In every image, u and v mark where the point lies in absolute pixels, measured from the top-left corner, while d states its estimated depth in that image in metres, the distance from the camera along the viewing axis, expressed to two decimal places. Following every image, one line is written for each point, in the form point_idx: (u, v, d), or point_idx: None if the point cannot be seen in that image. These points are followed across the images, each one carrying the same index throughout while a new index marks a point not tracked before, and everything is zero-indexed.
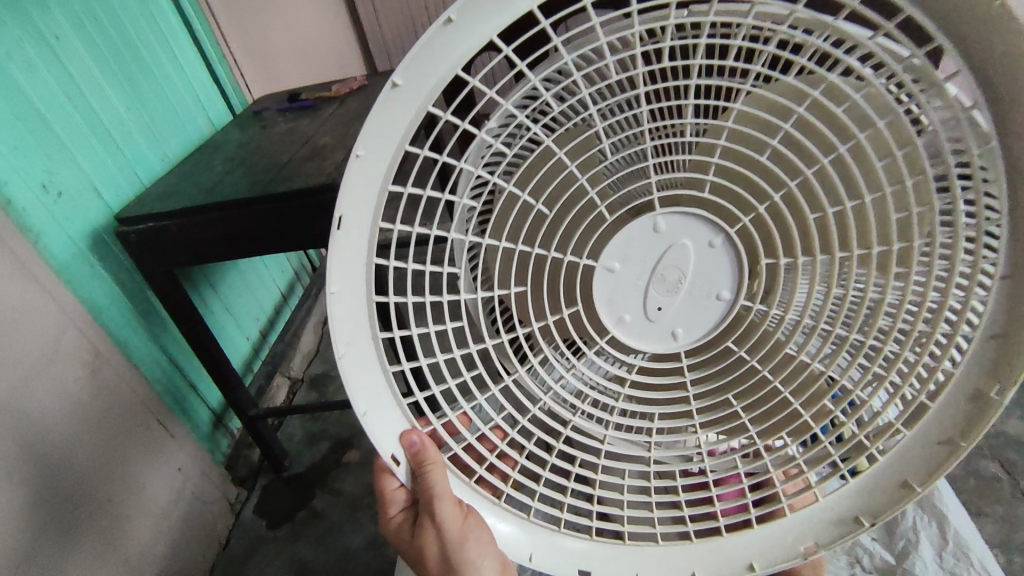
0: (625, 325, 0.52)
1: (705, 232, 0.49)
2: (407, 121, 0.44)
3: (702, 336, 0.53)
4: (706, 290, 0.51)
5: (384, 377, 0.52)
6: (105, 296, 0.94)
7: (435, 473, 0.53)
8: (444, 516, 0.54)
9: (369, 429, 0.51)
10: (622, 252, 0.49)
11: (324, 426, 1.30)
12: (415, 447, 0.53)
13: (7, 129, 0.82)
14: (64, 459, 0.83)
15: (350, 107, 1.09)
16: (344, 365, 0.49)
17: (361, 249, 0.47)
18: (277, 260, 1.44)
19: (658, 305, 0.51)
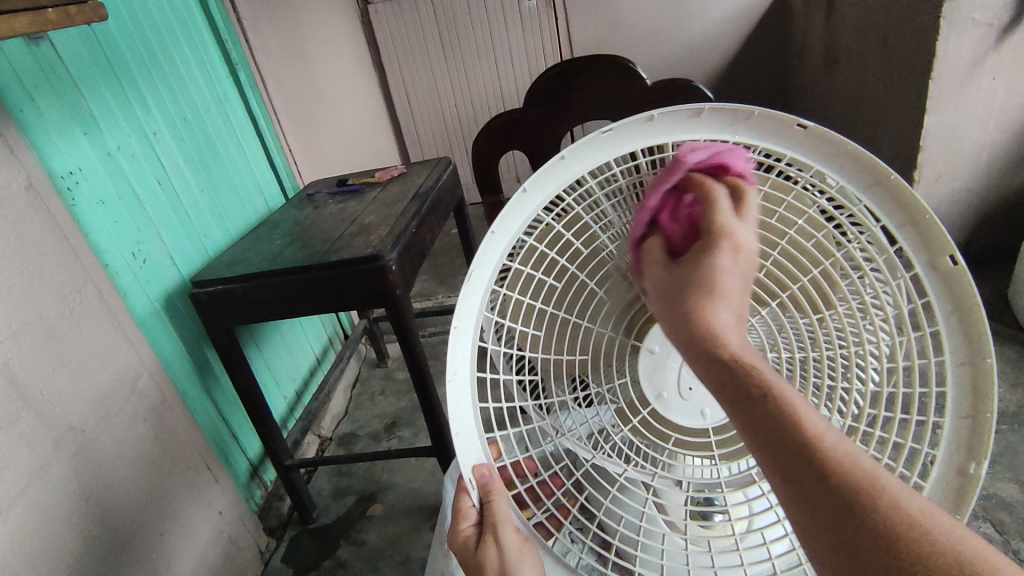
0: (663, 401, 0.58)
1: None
2: (501, 243, 0.54)
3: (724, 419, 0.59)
4: None
5: (479, 436, 0.55)
6: (172, 350, 1.07)
7: (498, 503, 0.55)
8: (506, 537, 0.55)
9: (459, 449, 0.53)
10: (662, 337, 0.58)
11: (351, 481, 1.40)
12: (485, 479, 0.55)
13: (111, 207, 0.98)
14: (135, 492, 0.93)
15: (391, 192, 1.26)
16: (459, 443, 0.54)
17: (470, 341, 0.54)
18: (312, 327, 1.58)
19: (689, 386, 0.59)
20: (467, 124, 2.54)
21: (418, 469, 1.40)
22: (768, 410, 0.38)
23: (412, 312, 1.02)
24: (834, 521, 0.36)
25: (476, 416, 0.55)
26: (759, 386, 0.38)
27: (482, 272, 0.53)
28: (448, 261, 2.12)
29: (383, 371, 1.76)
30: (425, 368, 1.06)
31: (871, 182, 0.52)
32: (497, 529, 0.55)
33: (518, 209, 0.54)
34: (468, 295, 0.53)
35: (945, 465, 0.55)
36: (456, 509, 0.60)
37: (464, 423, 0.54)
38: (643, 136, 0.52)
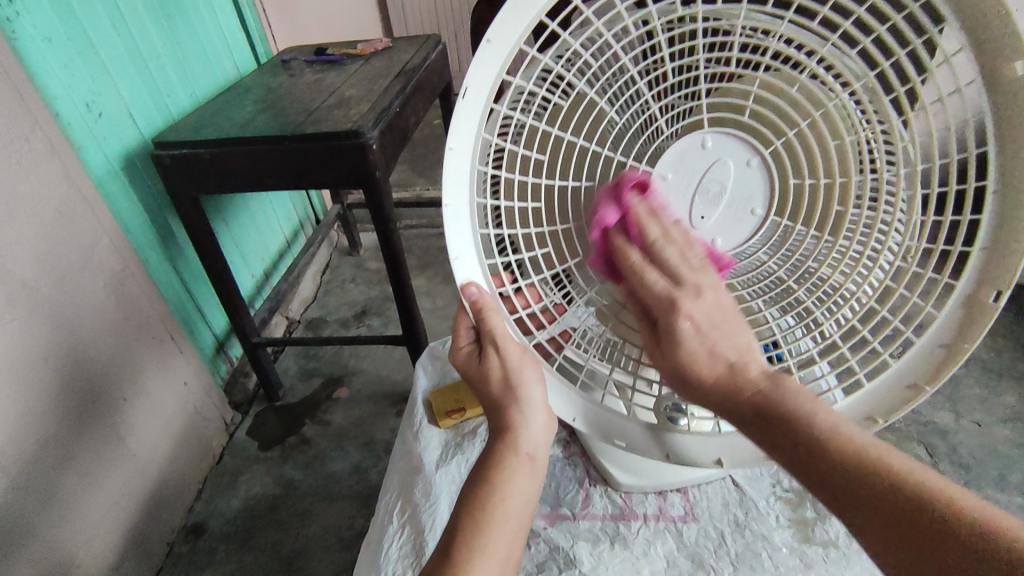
0: (669, 231, 0.51)
1: (741, 153, 0.49)
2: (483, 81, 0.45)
3: (738, 246, 0.53)
4: (744, 204, 0.51)
5: (481, 267, 0.52)
6: (132, 216, 1.01)
7: (493, 319, 0.52)
8: (509, 352, 0.53)
9: (459, 273, 0.50)
10: (678, 162, 0.49)
11: (318, 364, 1.41)
12: (473, 297, 0.51)
13: (60, 47, 0.88)
14: (95, 357, 0.91)
15: (374, 66, 1.17)
16: (457, 267, 0.50)
17: (467, 176, 0.48)
18: (282, 206, 1.52)
19: (702, 214, 0.51)
20: (458, 6, 2.35)
21: (386, 357, 1.40)
22: (773, 422, 0.47)
23: (391, 196, 0.98)
24: (848, 493, 0.42)
25: (477, 239, 0.51)
26: (756, 407, 0.48)
27: (479, 90, 0.45)
28: (427, 152, 2.03)
29: (354, 260, 1.72)
30: (401, 258, 1.03)
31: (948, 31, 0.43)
32: (500, 345, 0.53)
33: (511, 22, 0.43)
34: (463, 113, 0.45)
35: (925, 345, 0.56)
36: (456, 325, 0.57)
37: (463, 247, 0.50)
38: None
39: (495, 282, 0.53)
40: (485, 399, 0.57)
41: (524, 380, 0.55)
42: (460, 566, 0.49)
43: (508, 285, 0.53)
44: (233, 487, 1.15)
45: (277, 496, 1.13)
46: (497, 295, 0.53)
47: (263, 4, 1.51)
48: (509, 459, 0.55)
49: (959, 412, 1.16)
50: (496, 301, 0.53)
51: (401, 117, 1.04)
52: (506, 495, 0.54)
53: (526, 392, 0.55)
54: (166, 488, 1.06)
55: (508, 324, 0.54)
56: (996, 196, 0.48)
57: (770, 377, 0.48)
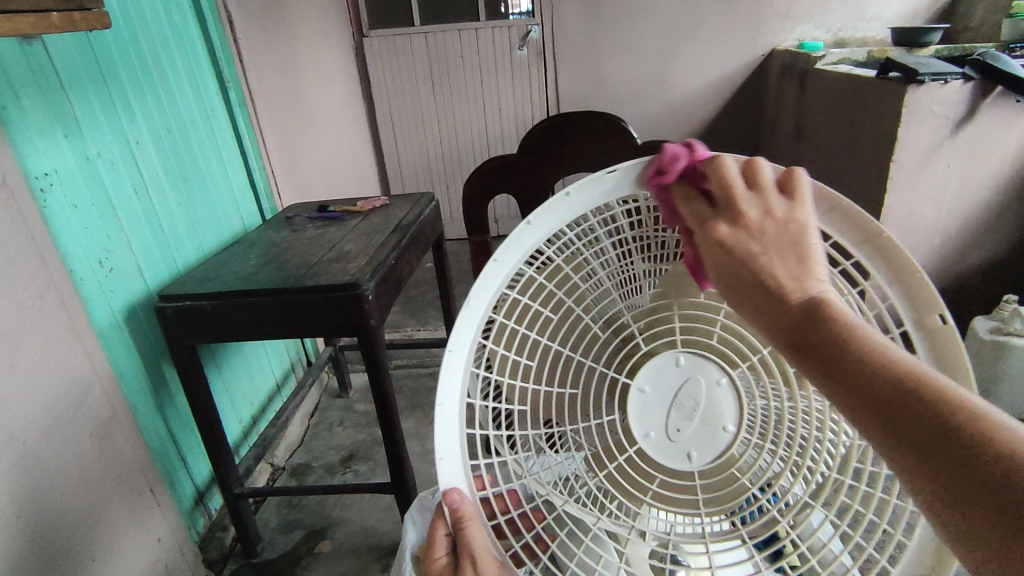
0: (649, 441, 0.57)
1: (713, 373, 0.57)
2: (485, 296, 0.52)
3: (713, 461, 0.57)
4: (716, 421, 0.57)
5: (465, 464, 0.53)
6: (128, 365, 1.03)
7: (471, 532, 0.52)
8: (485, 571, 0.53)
9: (443, 472, 0.52)
10: (655, 378, 0.57)
11: (300, 514, 1.35)
12: (455, 505, 0.52)
13: (84, 212, 0.96)
14: (69, 513, 0.88)
15: (372, 222, 1.27)
16: (444, 466, 0.52)
17: (462, 375, 0.52)
18: (275, 350, 1.55)
19: (678, 427, 0.57)
20: (450, 164, 2.58)
21: (372, 506, 1.35)
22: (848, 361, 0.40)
23: (384, 343, 1.01)
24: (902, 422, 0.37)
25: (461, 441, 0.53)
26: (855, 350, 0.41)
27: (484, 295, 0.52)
28: (420, 294, 2.11)
29: (343, 402, 1.72)
30: (392, 401, 1.04)
31: (871, 250, 0.51)
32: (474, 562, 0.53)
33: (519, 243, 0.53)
34: (465, 319, 0.52)
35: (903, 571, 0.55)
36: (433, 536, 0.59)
37: (451, 445, 0.52)
38: (646, 179, 0.52)
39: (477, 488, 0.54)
40: None
41: None
42: None
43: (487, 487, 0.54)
44: None
45: None
46: (478, 504, 0.54)
47: (272, 167, 1.66)
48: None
49: None
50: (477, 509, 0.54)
51: (396, 269, 1.11)
52: None
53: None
54: None
55: (488, 537, 0.54)
56: None
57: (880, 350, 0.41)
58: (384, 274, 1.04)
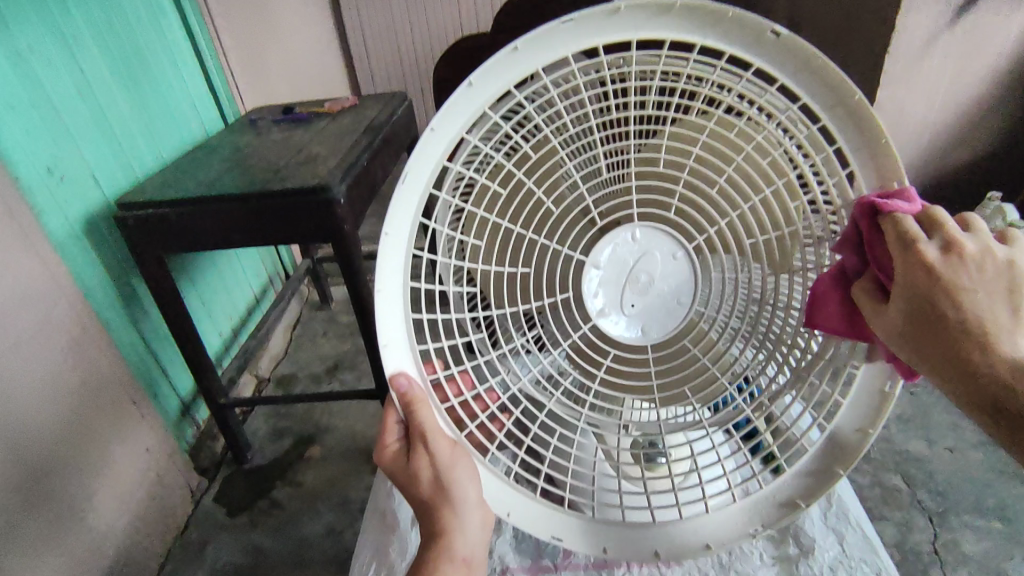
0: (605, 318, 0.55)
1: (668, 246, 0.54)
2: (428, 166, 0.50)
3: (663, 333, 0.56)
4: (672, 297, 0.55)
5: (410, 348, 0.53)
6: (94, 279, 0.99)
7: (421, 414, 0.54)
8: (438, 448, 0.55)
9: (386, 360, 0.51)
10: (611, 257, 0.54)
11: (288, 422, 1.37)
12: (402, 389, 0.53)
13: (23, 114, 0.88)
14: (49, 427, 0.87)
15: (342, 122, 1.19)
16: (387, 353, 0.52)
17: (402, 259, 0.51)
18: (250, 263, 1.50)
19: (632, 302, 0.55)
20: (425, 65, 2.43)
21: (359, 411, 1.37)
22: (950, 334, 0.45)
23: (360, 249, 0.98)
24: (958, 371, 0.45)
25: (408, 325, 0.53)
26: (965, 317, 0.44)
27: (422, 170, 0.50)
28: None
29: (325, 314, 1.70)
30: (372, 308, 1.03)
31: (835, 107, 0.52)
32: (427, 441, 0.54)
33: (461, 108, 0.49)
34: (402, 200, 0.49)
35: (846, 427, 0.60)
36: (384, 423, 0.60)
37: (393, 332, 0.52)
38: (617, 30, 0.49)
39: (427, 374, 0.55)
40: (418, 495, 0.59)
41: (454, 479, 0.56)
42: None
43: (439, 372, 0.55)
44: (199, 558, 1.09)
45: (245, 565, 1.07)
46: (428, 387, 0.54)
47: (230, 67, 1.54)
48: (442, 564, 0.58)
49: (931, 438, 1.17)
50: (427, 392, 0.54)
51: (369, 172, 1.05)
52: None
53: (458, 492, 0.57)
54: (125, 565, 1.00)
55: (439, 418, 0.55)
56: None
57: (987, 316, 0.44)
58: (355, 178, 0.99)
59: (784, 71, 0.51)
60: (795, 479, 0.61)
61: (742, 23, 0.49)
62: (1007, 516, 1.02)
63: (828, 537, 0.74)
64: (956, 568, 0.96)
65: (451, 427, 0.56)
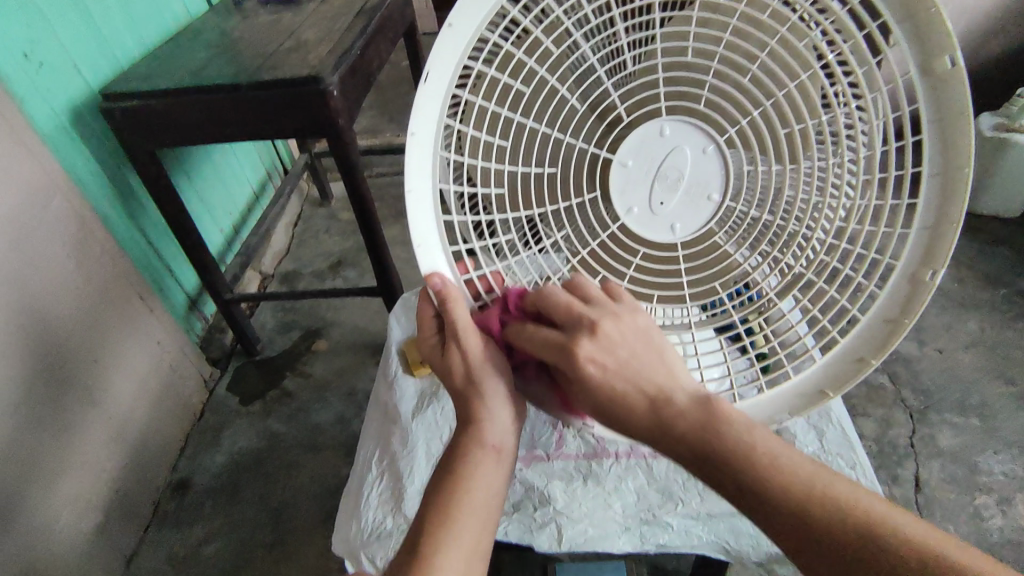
0: (632, 217, 0.53)
1: (698, 140, 0.51)
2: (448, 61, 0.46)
3: (697, 231, 0.54)
4: (701, 190, 0.52)
5: (444, 251, 0.51)
6: (87, 174, 0.97)
7: (457, 313, 0.51)
8: (473, 346, 0.52)
9: (422, 259, 0.50)
10: (638, 150, 0.51)
11: (295, 317, 1.40)
12: (438, 287, 0.50)
13: None
14: (61, 319, 0.89)
15: (333, 4, 1.11)
16: (422, 255, 0.50)
17: (430, 159, 0.48)
18: (247, 157, 1.47)
19: (662, 201, 0.52)
20: None
21: (363, 308, 1.40)
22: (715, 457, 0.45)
23: (357, 145, 0.95)
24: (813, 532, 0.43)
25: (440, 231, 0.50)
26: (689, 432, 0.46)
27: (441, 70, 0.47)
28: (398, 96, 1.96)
29: (326, 211, 1.69)
30: (371, 207, 1.01)
31: None
32: (461, 339, 0.51)
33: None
34: (424, 101, 0.47)
35: (880, 315, 0.54)
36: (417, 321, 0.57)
37: (427, 231, 0.50)
38: None
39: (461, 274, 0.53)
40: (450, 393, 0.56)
41: (490, 378, 0.53)
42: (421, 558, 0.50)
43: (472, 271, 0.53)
44: (217, 441, 1.16)
45: (260, 448, 1.15)
46: (461, 288, 0.53)
47: None
48: (474, 454, 0.54)
49: (923, 340, 1.19)
50: (461, 292, 0.52)
51: (364, 61, 0.99)
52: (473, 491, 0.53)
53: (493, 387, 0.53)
54: (147, 447, 1.07)
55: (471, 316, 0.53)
56: (935, 177, 0.50)
57: (697, 403, 0.47)
58: (349, 67, 0.94)
59: None
60: (823, 368, 0.56)
61: None
62: (985, 415, 1.07)
63: (809, 434, 0.78)
64: (929, 461, 1.01)
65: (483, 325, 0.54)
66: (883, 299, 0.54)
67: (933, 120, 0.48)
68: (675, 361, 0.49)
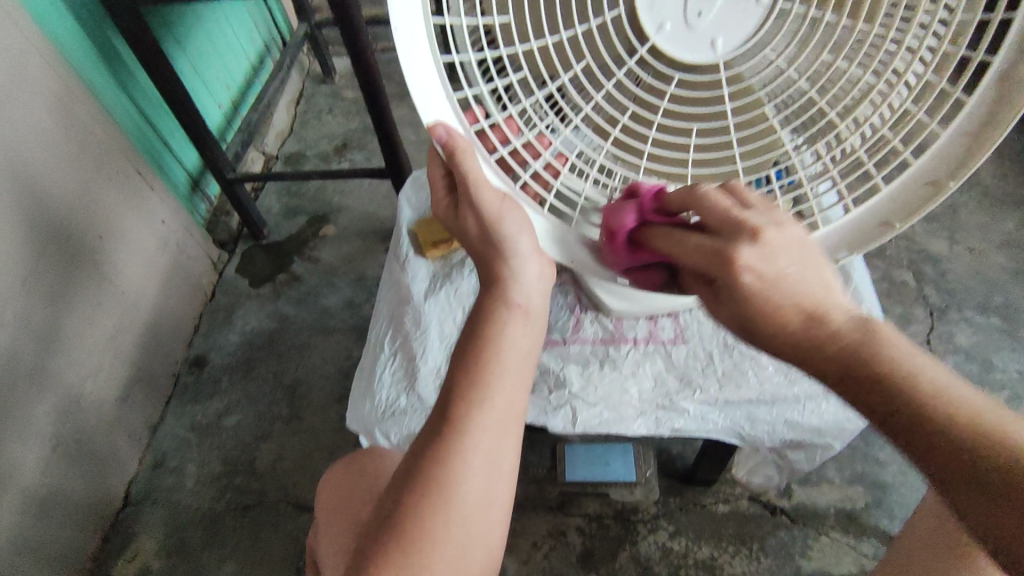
0: (664, 36, 0.45)
1: None
2: None
3: (742, 45, 0.45)
4: None
5: (450, 97, 0.46)
6: (68, 34, 0.89)
7: (470, 164, 0.47)
8: (486, 199, 0.49)
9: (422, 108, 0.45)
10: None
11: (301, 201, 1.36)
12: (442, 139, 0.46)
13: None
14: (57, 192, 0.86)
15: None
16: (424, 106, 0.45)
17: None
18: (242, 25, 1.36)
19: (700, 10, 0.44)
20: None
21: (372, 192, 1.35)
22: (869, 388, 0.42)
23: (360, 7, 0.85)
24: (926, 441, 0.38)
25: (442, 71, 0.45)
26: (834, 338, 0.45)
27: None
28: None
29: (330, 89, 1.59)
30: (377, 80, 0.93)
31: None
32: (475, 192, 0.49)
33: None
34: None
35: (926, 170, 0.50)
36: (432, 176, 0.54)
37: (428, 80, 0.44)
38: None
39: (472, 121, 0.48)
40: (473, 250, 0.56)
41: (506, 231, 0.51)
42: (450, 441, 0.49)
43: (483, 121, 0.47)
44: (229, 322, 1.17)
45: (273, 330, 1.15)
46: (472, 136, 0.48)
47: None
48: (500, 312, 0.54)
49: (955, 238, 1.14)
50: (471, 141, 0.48)
51: None
52: (503, 354, 0.52)
53: (511, 241, 0.52)
54: (161, 325, 1.07)
55: (486, 165, 0.49)
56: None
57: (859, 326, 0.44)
58: None
59: None
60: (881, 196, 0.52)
61: None
62: (1007, 314, 1.05)
63: None
64: (944, 357, 1.01)
65: (499, 175, 0.50)
66: (933, 154, 0.49)
67: None
68: (826, 274, 0.47)
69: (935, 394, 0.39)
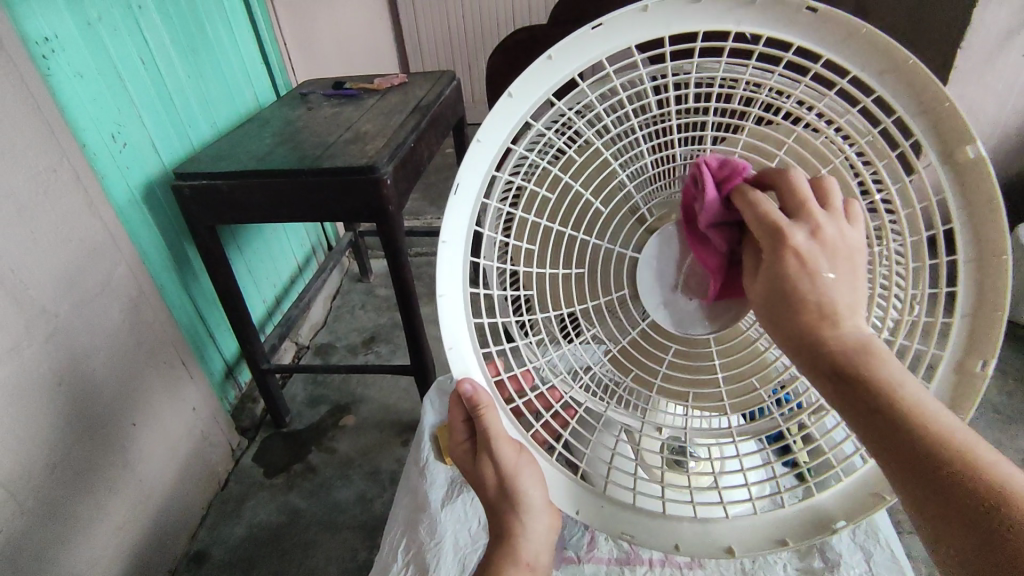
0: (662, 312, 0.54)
1: None
2: (476, 182, 0.49)
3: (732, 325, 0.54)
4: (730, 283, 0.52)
5: (476, 353, 0.53)
6: (150, 244, 1.03)
7: (490, 418, 0.53)
8: (506, 453, 0.54)
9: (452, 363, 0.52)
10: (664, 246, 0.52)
11: (325, 391, 1.42)
12: (468, 393, 0.52)
13: (92, 83, 0.92)
14: (107, 381, 0.92)
15: (390, 101, 1.20)
16: (454, 364, 0.52)
17: (461, 264, 0.51)
18: (296, 233, 1.55)
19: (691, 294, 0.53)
20: (473, 40, 2.40)
21: (393, 385, 1.41)
22: (897, 427, 0.38)
23: (404, 231, 1.00)
24: (934, 489, 0.36)
25: (471, 330, 0.52)
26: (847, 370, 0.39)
27: (470, 183, 0.49)
28: (440, 181, 2.06)
29: (365, 286, 1.74)
30: (411, 288, 1.05)
31: (913, 90, 0.45)
32: (495, 446, 0.54)
33: (507, 116, 0.48)
34: (456, 205, 0.49)
35: None
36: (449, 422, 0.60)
37: (458, 337, 0.52)
38: (641, 31, 0.46)
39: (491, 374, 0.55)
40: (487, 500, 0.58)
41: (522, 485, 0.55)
42: None
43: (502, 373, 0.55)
44: (237, 514, 1.15)
45: (280, 524, 1.13)
46: (493, 390, 0.54)
47: (285, 38, 1.56)
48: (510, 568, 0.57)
49: None
50: (492, 395, 0.54)
51: (415, 156, 1.06)
52: None
53: (526, 495, 0.55)
54: (170, 514, 1.07)
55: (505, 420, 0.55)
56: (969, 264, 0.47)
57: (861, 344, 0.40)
58: (401, 161, 1.00)
59: (857, 64, 0.45)
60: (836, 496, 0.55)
61: (824, 17, 0.44)
62: None
63: (855, 555, 0.75)
64: None
65: (516, 428, 0.56)
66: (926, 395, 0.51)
67: (964, 209, 0.46)
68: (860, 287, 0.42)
69: (982, 469, 0.36)
